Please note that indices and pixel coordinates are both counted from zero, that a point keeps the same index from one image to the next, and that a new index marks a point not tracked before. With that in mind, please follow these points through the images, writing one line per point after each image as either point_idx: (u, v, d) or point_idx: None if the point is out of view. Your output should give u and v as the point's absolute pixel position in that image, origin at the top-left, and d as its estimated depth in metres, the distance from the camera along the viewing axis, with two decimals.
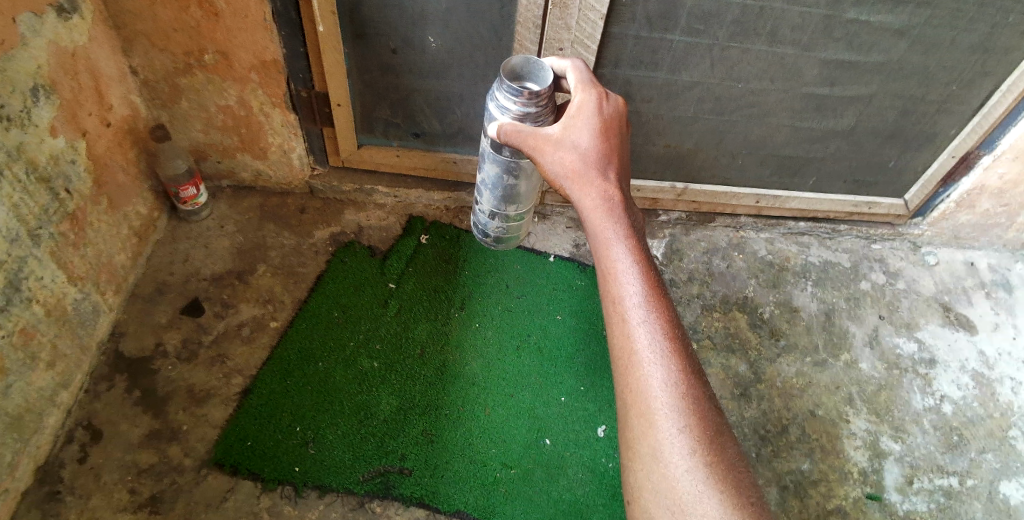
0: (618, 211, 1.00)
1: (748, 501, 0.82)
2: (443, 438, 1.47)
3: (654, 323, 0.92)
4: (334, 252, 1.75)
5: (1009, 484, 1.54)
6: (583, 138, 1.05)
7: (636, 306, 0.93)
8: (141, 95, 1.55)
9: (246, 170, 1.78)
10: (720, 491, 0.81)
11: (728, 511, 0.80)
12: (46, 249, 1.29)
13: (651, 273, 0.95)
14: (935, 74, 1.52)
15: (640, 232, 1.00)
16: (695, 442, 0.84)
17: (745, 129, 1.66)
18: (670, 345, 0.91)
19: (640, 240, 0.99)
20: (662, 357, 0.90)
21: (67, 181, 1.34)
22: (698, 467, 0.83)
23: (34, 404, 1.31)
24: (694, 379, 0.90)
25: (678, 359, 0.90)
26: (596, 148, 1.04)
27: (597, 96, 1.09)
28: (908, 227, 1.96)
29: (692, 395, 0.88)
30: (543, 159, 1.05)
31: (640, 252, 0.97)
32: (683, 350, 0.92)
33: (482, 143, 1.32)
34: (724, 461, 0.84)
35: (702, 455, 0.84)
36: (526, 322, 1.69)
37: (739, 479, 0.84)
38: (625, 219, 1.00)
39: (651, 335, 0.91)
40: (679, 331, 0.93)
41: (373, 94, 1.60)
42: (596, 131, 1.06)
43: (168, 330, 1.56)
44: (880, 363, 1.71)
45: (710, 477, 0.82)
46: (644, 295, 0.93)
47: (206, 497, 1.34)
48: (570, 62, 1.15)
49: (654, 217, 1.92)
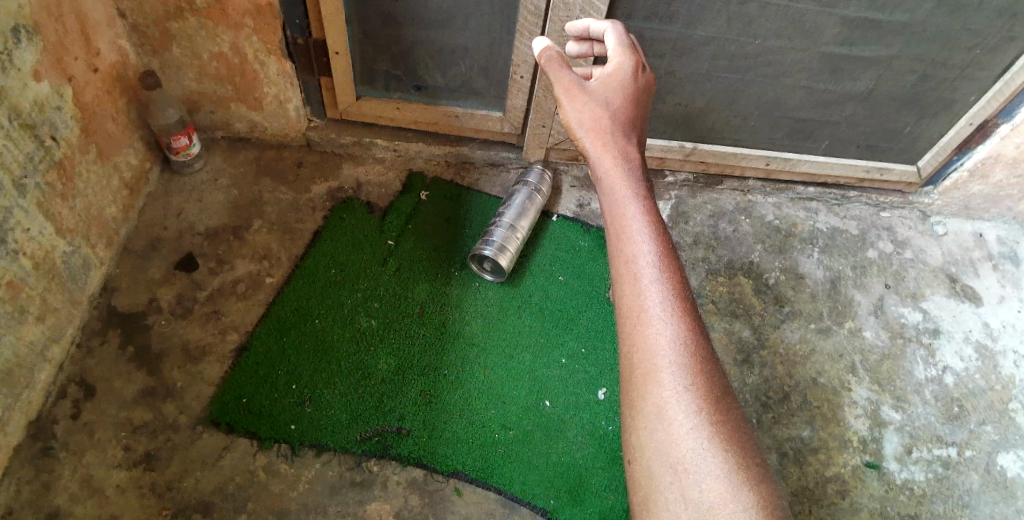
0: (634, 173, 0.97)
1: (752, 463, 0.79)
2: (441, 398, 1.46)
3: (665, 284, 0.89)
4: (332, 208, 1.69)
5: (1007, 456, 1.54)
6: (614, 97, 1.03)
7: (654, 268, 0.90)
8: (130, 40, 1.48)
9: (242, 121, 1.71)
10: (722, 450, 0.79)
11: (731, 470, 0.78)
12: (33, 200, 1.25)
13: (663, 236, 0.93)
14: (960, 38, 1.45)
15: (655, 195, 0.97)
16: (698, 401, 0.82)
17: (759, 90, 1.59)
18: (679, 307, 0.88)
19: (653, 204, 0.96)
20: (671, 318, 0.87)
21: (54, 129, 1.29)
22: (702, 425, 0.81)
23: (25, 358, 1.29)
24: (702, 340, 0.87)
25: (687, 320, 0.87)
26: (623, 110, 1.03)
27: (635, 63, 1.06)
28: (918, 195, 1.92)
29: (699, 356, 0.85)
30: (569, 106, 1.04)
31: (653, 214, 0.94)
32: (691, 312, 0.89)
33: (533, 170, 1.72)
34: (727, 421, 0.82)
35: (705, 413, 0.82)
36: (528, 283, 1.65)
37: (741, 438, 0.81)
38: (642, 182, 0.97)
39: (662, 295, 0.88)
40: (688, 295, 0.90)
41: (374, 44, 1.52)
42: (628, 93, 1.04)
43: (162, 285, 1.53)
44: (884, 332, 1.69)
45: (713, 436, 0.80)
46: (657, 255, 0.90)
47: (202, 454, 1.34)
48: (610, 22, 1.14)
49: (660, 178, 1.87)
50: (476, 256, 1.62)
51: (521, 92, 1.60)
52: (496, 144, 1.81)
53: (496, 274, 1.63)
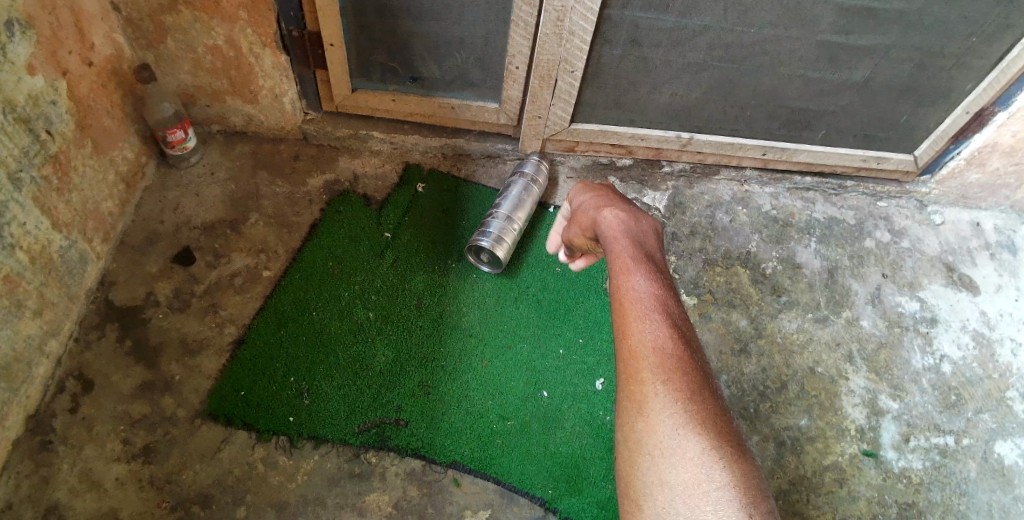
0: (622, 220, 1.05)
1: (731, 445, 0.80)
2: (439, 389, 1.46)
3: (654, 299, 0.92)
4: (329, 201, 1.69)
5: (1004, 444, 1.55)
6: (589, 192, 1.16)
7: (635, 277, 0.95)
8: (125, 33, 1.47)
9: (238, 114, 1.71)
10: (699, 433, 0.80)
11: (708, 451, 0.79)
12: (28, 194, 1.25)
13: (653, 265, 0.97)
14: (956, 26, 1.45)
15: (643, 236, 1.03)
16: (678, 389, 0.84)
17: (756, 80, 1.59)
18: (667, 321, 0.91)
19: (641, 240, 1.02)
20: (661, 328, 0.90)
21: (48, 123, 1.28)
22: (680, 411, 0.82)
23: (23, 353, 1.29)
24: (689, 352, 0.89)
25: (675, 333, 0.90)
26: (596, 192, 1.15)
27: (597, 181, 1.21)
28: (915, 185, 1.90)
29: (685, 365, 0.87)
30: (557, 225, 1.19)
31: (642, 247, 1.00)
32: (680, 328, 0.91)
33: (530, 160, 1.71)
34: (706, 407, 0.83)
35: (684, 401, 0.83)
36: (525, 274, 1.65)
37: (721, 424, 0.83)
38: (631, 225, 1.04)
39: (652, 310, 0.91)
40: (677, 314, 0.93)
41: (370, 37, 1.51)
42: (600, 189, 1.16)
43: (159, 279, 1.52)
44: (881, 321, 1.69)
45: (691, 420, 0.81)
46: (647, 277, 0.94)
47: (200, 447, 1.34)
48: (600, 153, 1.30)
49: (657, 168, 1.87)
50: (473, 249, 1.60)
51: (517, 83, 1.59)
52: (492, 135, 1.81)
53: (493, 266, 1.62)
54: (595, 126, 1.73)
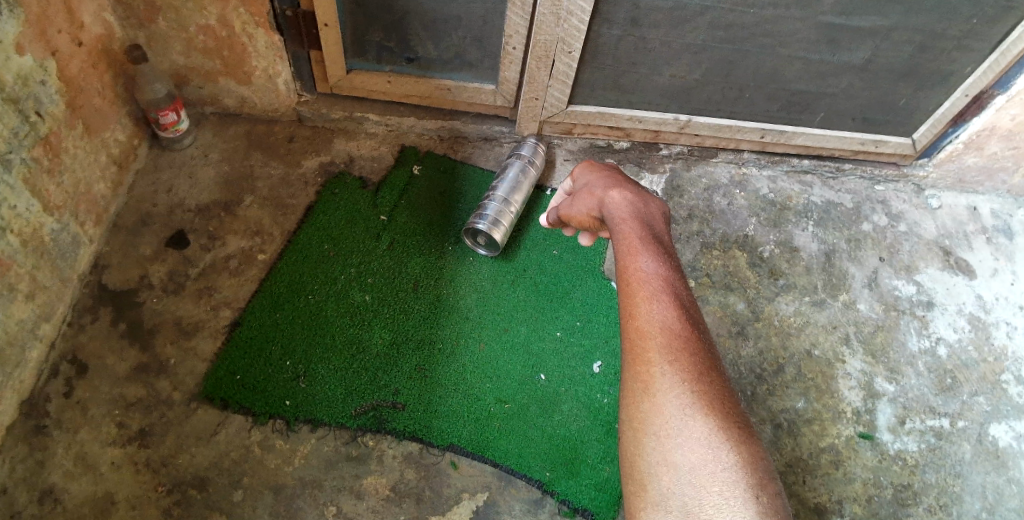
0: (629, 203, 1.03)
1: (737, 426, 0.80)
2: (436, 372, 1.46)
3: (662, 281, 0.92)
4: (323, 183, 1.67)
5: (998, 427, 1.56)
6: (595, 176, 1.14)
7: (644, 258, 0.94)
8: (115, 12, 1.44)
9: (231, 95, 1.68)
10: (706, 414, 0.80)
11: (715, 432, 0.79)
12: (18, 175, 1.23)
13: (662, 249, 0.96)
14: (958, 7, 1.43)
15: (651, 218, 1.02)
16: (685, 370, 0.83)
17: (757, 60, 1.57)
18: (676, 304, 0.90)
19: (649, 223, 1.01)
20: (670, 311, 0.89)
21: (38, 103, 1.26)
22: (688, 392, 0.82)
23: (15, 336, 1.27)
24: (698, 333, 0.88)
25: (683, 315, 0.89)
26: (602, 173, 1.14)
27: (600, 164, 1.21)
28: (913, 168, 1.89)
29: (694, 346, 0.86)
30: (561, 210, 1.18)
31: (649, 230, 0.99)
32: (689, 309, 0.90)
33: (529, 141, 1.70)
34: (713, 388, 0.83)
35: (692, 381, 0.83)
36: (523, 257, 1.64)
37: (728, 404, 0.83)
38: (638, 208, 1.03)
39: (661, 293, 0.90)
40: (686, 295, 0.92)
41: (366, 14, 1.48)
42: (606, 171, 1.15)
43: (153, 261, 1.51)
44: (878, 305, 1.69)
45: (698, 401, 0.81)
46: (655, 259, 0.94)
47: (197, 430, 1.34)
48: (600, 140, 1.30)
49: (656, 151, 1.86)
50: (471, 231, 1.58)
51: (515, 64, 1.57)
52: (489, 117, 1.79)
53: (491, 248, 1.61)
54: (593, 108, 1.72)
